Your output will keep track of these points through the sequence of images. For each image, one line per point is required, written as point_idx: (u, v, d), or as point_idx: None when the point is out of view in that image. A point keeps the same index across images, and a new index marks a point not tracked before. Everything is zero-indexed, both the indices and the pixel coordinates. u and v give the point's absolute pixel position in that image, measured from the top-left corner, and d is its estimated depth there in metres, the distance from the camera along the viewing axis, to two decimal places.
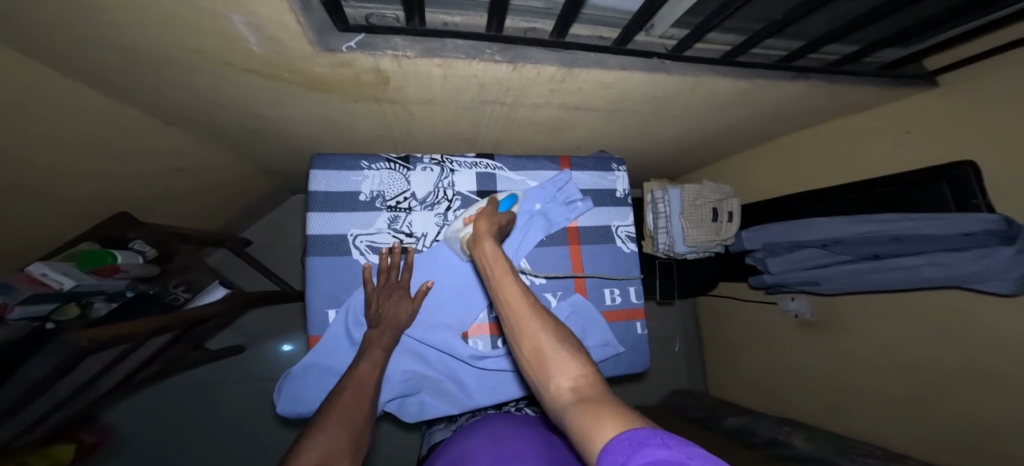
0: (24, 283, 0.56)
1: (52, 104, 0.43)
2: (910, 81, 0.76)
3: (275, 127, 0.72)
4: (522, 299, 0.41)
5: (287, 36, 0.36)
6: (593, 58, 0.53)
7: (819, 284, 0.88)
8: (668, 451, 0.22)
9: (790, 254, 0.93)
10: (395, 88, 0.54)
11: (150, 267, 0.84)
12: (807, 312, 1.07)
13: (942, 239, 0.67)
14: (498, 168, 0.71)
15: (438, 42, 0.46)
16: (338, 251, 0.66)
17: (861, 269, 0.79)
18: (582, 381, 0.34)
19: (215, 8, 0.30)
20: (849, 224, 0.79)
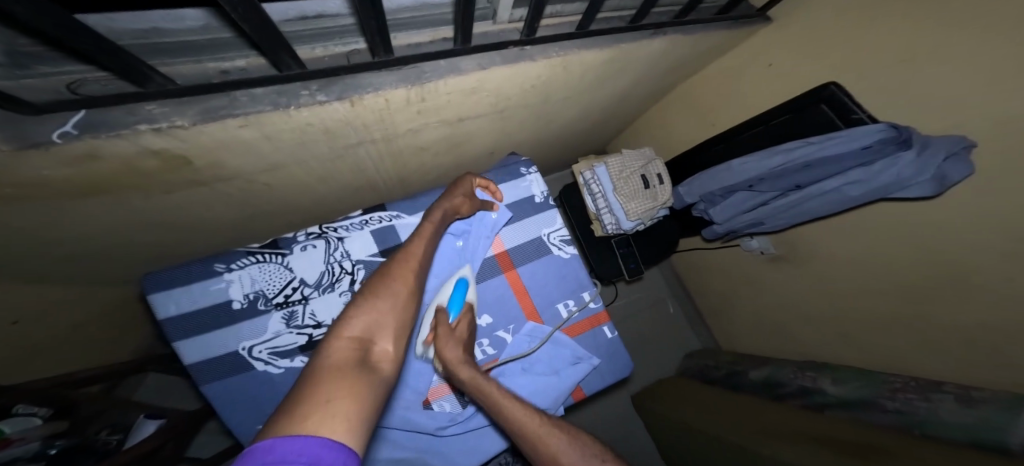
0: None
1: None
2: (750, 21, 0.79)
3: (100, 247, 0.56)
4: (536, 419, 0.41)
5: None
6: (445, 65, 0.45)
7: (762, 224, 0.86)
8: None
9: (725, 201, 0.90)
10: (210, 164, 0.42)
11: (56, 422, 0.62)
12: (770, 247, 1.05)
13: (847, 157, 0.69)
14: (396, 217, 0.58)
15: (224, 98, 0.35)
16: (234, 372, 0.49)
17: (792, 200, 0.77)
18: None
19: None
20: (765, 160, 0.80)
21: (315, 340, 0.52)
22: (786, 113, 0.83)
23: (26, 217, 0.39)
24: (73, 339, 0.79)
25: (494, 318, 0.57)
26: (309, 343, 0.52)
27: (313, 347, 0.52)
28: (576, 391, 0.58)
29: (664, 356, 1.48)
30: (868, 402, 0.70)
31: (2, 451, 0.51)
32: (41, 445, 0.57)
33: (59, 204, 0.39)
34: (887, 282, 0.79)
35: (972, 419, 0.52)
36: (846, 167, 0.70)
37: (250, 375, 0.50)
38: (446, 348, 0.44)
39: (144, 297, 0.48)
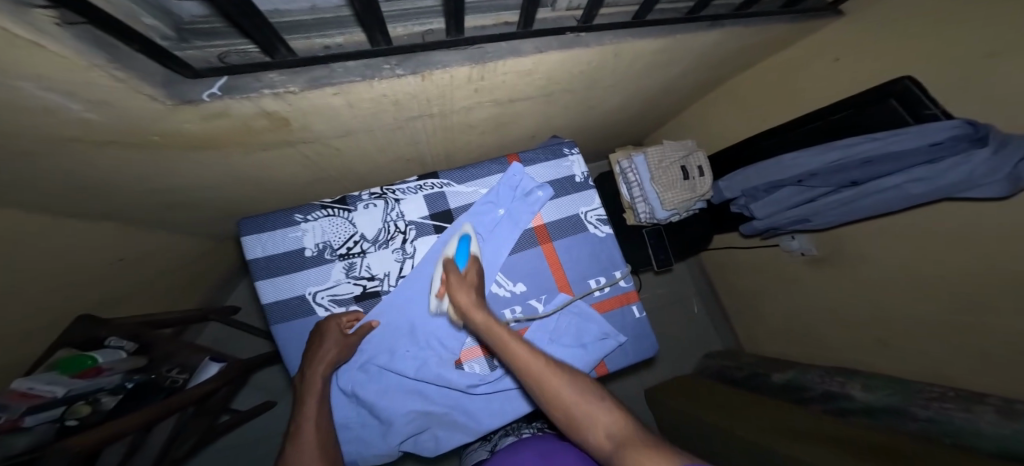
0: (17, 400, 0.52)
1: None
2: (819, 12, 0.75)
3: (199, 196, 0.66)
4: (539, 360, 0.47)
5: (120, 94, 0.31)
6: (506, 47, 0.49)
7: (809, 221, 0.83)
8: None
9: (769, 196, 0.88)
10: (301, 127, 0.49)
11: (137, 358, 0.74)
12: (812, 249, 1.02)
13: (912, 154, 0.65)
14: (447, 185, 0.62)
15: (324, 69, 0.41)
16: (300, 313, 0.58)
17: (844, 198, 0.75)
18: (618, 428, 0.43)
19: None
20: (821, 154, 0.77)
21: (368, 291, 0.59)
22: (849, 108, 0.79)
23: (159, 162, 0.47)
24: (165, 276, 0.93)
25: (528, 287, 0.62)
26: (364, 293, 0.59)
27: (368, 296, 0.59)
28: (600, 365, 0.62)
29: (683, 352, 1.48)
30: (899, 412, 0.68)
31: (94, 377, 0.63)
32: (121, 379, 0.69)
33: (187, 155, 0.48)
34: (939, 295, 0.75)
35: (1009, 432, 0.51)
36: (911, 163, 0.66)
37: (314, 316, 0.58)
38: (459, 292, 0.51)
39: (240, 237, 0.57)
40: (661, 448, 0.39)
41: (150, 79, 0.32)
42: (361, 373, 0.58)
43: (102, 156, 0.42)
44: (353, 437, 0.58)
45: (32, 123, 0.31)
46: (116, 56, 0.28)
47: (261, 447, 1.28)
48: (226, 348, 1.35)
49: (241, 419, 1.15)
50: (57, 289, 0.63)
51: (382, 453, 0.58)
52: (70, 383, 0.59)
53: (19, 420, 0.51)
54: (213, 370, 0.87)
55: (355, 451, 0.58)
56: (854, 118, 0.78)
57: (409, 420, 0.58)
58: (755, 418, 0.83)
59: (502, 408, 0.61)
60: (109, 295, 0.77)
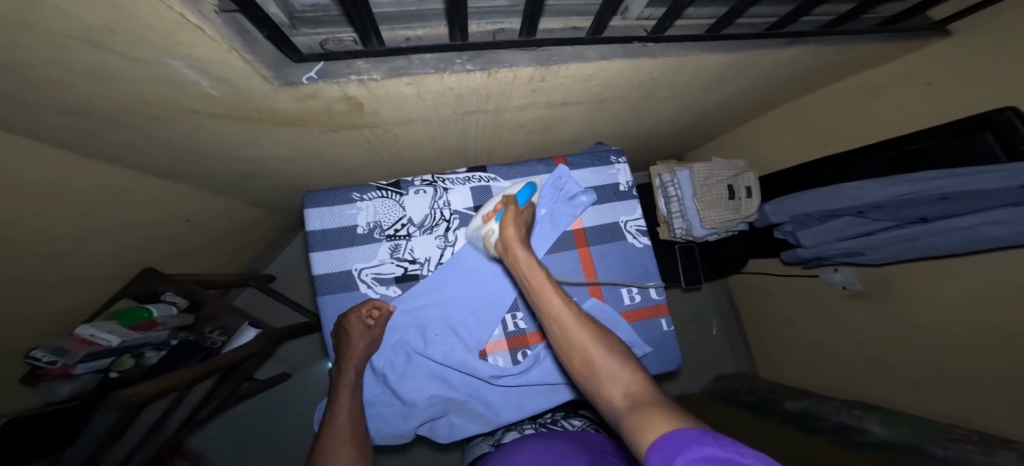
0: (78, 346, 0.60)
1: (56, 181, 0.46)
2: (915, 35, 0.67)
3: (267, 169, 0.71)
4: (566, 309, 0.44)
5: (242, 75, 0.35)
6: (571, 52, 0.50)
7: (863, 254, 0.79)
8: (720, 449, 0.25)
9: (822, 224, 0.84)
10: (371, 113, 0.52)
11: (186, 316, 0.80)
12: (856, 283, 0.95)
13: (999, 193, 0.59)
14: (493, 180, 0.63)
15: (403, 60, 0.44)
16: (345, 287, 0.60)
17: (910, 234, 0.70)
18: (637, 389, 0.36)
19: (152, 56, 0.29)
20: (889, 187, 0.71)
21: (409, 273, 0.61)
22: (937, 138, 0.72)
23: (245, 136, 0.52)
24: (221, 238, 1.01)
25: (560, 287, 0.60)
26: (405, 275, 0.61)
27: (407, 278, 0.61)
28: None
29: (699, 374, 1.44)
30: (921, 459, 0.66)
31: (145, 330, 0.69)
32: (167, 335, 0.75)
33: (269, 131, 0.52)
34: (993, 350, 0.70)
35: None
36: (992, 204, 0.60)
37: (357, 291, 0.60)
38: (507, 226, 0.50)
39: (303, 209, 0.61)
40: (674, 407, 0.33)
41: (267, 64, 0.36)
42: (391, 351, 0.58)
43: (202, 125, 0.47)
44: (377, 416, 0.58)
45: (163, 91, 0.36)
46: (246, 41, 0.33)
47: (284, 405, 1.38)
48: (260, 312, 1.44)
49: (259, 389, 1.20)
50: (134, 239, 0.70)
51: (400, 436, 0.58)
52: (125, 334, 0.66)
53: (70, 367, 0.58)
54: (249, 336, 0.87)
55: (374, 428, 0.58)
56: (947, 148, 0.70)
57: (431, 405, 0.58)
58: (772, 449, 0.81)
59: (523, 404, 0.60)
60: (174, 249, 0.84)
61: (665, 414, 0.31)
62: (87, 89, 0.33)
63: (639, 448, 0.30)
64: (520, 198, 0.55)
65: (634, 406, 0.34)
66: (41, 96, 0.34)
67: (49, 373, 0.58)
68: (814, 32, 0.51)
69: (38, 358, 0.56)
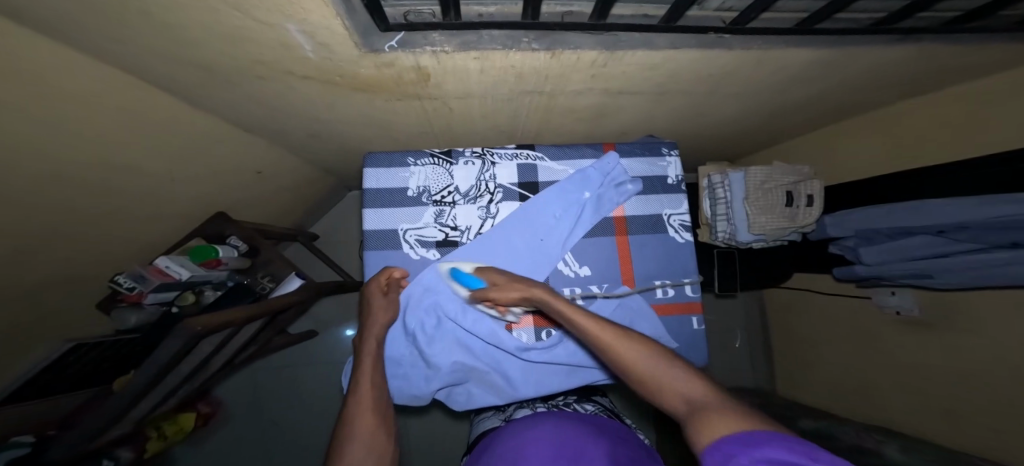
0: (155, 276, 0.68)
1: (176, 124, 0.55)
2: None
3: (334, 132, 0.77)
4: (600, 326, 0.44)
5: (337, 39, 0.40)
6: (639, 38, 0.48)
7: (931, 277, 0.74)
8: (789, 451, 0.25)
9: (893, 242, 0.79)
10: (435, 84, 0.55)
11: (244, 260, 0.91)
12: (913, 308, 0.89)
13: None
14: (540, 159, 0.63)
15: (474, 35, 0.46)
16: (389, 246, 0.60)
17: (996, 259, 0.64)
18: (693, 392, 0.36)
19: (275, 19, 0.34)
20: (983, 206, 0.64)
21: (449, 239, 0.60)
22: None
23: (323, 98, 0.58)
24: (282, 192, 1.11)
25: (592, 272, 0.61)
26: (446, 240, 0.60)
27: (447, 245, 0.61)
28: None
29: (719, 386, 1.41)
30: None
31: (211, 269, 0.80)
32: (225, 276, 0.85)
33: (344, 95, 0.57)
34: None
35: None
36: None
37: (398, 251, 0.60)
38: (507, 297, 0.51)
39: (362, 167, 0.61)
40: (732, 404, 0.33)
41: (358, 31, 0.40)
42: (422, 311, 0.56)
43: (290, 86, 0.52)
44: (400, 376, 0.57)
45: (270, 51, 0.41)
46: (347, 8, 0.37)
47: (322, 350, 1.53)
48: (305, 265, 1.58)
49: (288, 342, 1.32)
50: (217, 184, 0.79)
51: (417, 397, 0.58)
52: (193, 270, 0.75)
53: (143, 294, 0.66)
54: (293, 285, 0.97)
55: (394, 387, 0.57)
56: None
57: (451, 371, 0.57)
58: None
59: (543, 382, 0.58)
60: (244, 198, 0.94)
61: (727, 417, 0.31)
62: (213, 45, 0.39)
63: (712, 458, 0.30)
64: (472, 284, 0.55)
65: (693, 410, 0.34)
66: (180, 50, 0.40)
67: (127, 297, 0.66)
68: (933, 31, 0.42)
69: (121, 282, 0.64)
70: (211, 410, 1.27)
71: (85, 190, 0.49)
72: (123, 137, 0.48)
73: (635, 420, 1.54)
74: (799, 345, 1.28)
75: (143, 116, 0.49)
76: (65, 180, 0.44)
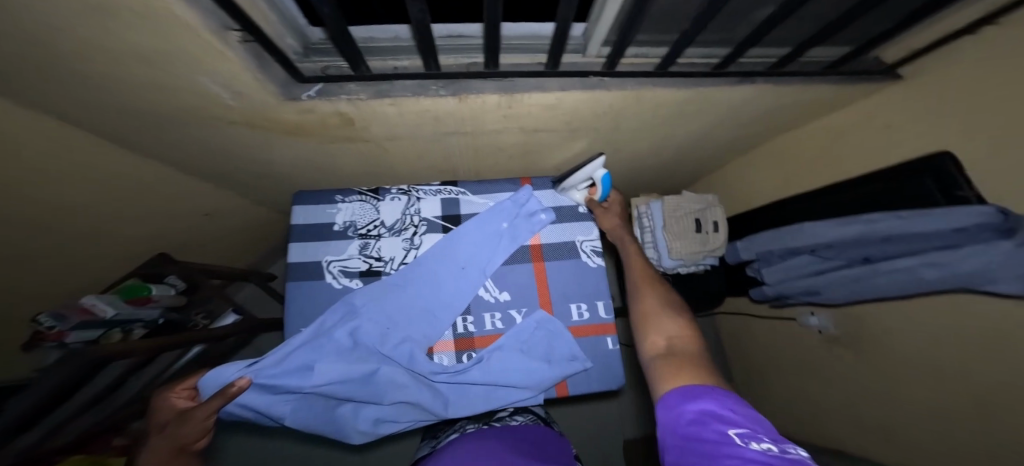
0: (78, 314, 0.63)
1: (100, 168, 0.57)
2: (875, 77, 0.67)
3: (275, 175, 0.81)
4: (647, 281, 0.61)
5: (255, 89, 0.45)
6: (533, 83, 0.56)
7: (819, 293, 0.80)
8: (717, 403, 0.39)
9: (783, 262, 0.87)
10: (361, 128, 0.61)
11: (181, 298, 0.85)
12: (831, 327, 0.94)
13: (931, 236, 0.60)
14: (462, 194, 0.68)
15: (387, 84, 0.53)
16: (311, 278, 0.61)
17: (857, 274, 0.71)
18: (680, 342, 0.50)
19: (187, 70, 0.39)
20: (839, 227, 0.73)
21: (373, 270, 0.62)
22: (887, 180, 0.72)
23: (257, 141, 0.62)
24: (237, 235, 1.11)
25: (512, 297, 0.64)
26: (369, 271, 0.62)
27: (370, 276, 0.62)
28: (560, 386, 0.61)
29: None
30: None
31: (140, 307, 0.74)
32: (156, 314, 0.78)
33: (276, 139, 0.61)
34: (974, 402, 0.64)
35: None
36: (927, 247, 0.61)
37: (321, 282, 0.61)
38: (609, 220, 0.71)
39: (292, 205, 0.64)
40: (698, 361, 0.47)
41: (275, 82, 0.46)
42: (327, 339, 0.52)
43: (220, 131, 0.57)
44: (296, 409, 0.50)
45: (190, 99, 0.46)
46: (260, 64, 0.43)
47: None
48: (258, 310, 1.51)
49: None
50: (160, 226, 0.79)
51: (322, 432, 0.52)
52: (121, 307, 0.69)
53: (64, 333, 0.61)
54: (230, 320, 0.94)
55: (287, 411, 0.50)
56: (895, 189, 0.70)
57: (352, 393, 0.51)
58: None
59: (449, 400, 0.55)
60: (193, 241, 0.94)
61: (687, 367, 0.45)
62: (138, 97, 0.44)
63: (660, 382, 0.45)
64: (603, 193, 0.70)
65: (675, 354, 0.48)
66: (99, 100, 0.44)
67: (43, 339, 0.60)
68: (763, 73, 0.58)
69: (40, 322, 0.59)
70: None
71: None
72: (36, 168, 0.49)
73: (600, 463, 1.41)
74: (753, 369, 1.28)
75: (59, 152, 0.50)
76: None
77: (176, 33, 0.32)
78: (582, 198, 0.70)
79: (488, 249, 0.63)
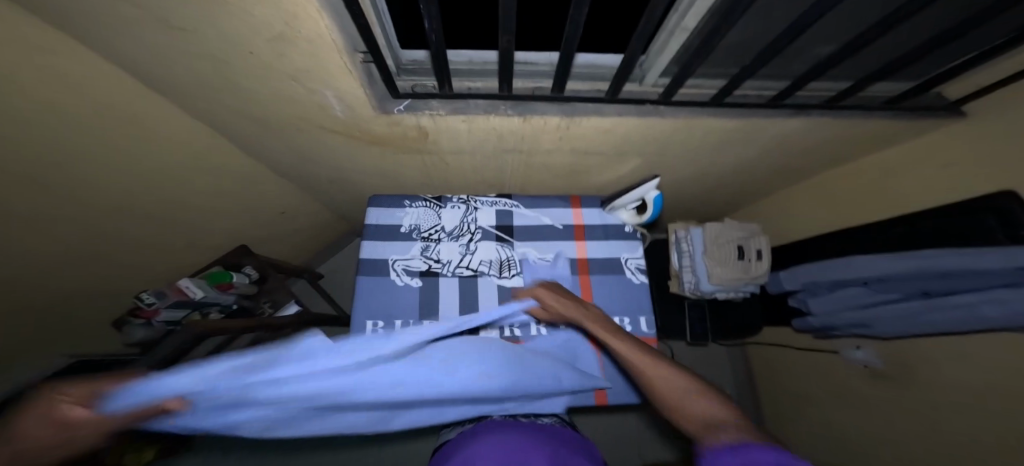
0: (175, 294, 0.70)
1: (206, 163, 0.66)
2: (928, 115, 0.68)
3: (341, 180, 0.88)
4: (634, 348, 0.47)
5: (357, 102, 0.51)
6: (593, 107, 0.61)
7: (871, 327, 0.77)
8: (776, 454, 0.29)
9: (832, 293, 0.84)
10: (432, 141, 0.67)
11: (253, 287, 0.91)
12: (876, 362, 0.87)
13: (993, 273, 0.58)
14: (516, 206, 0.72)
15: (463, 103, 0.59)
16: (376, 274, 0.65)
17: (913, 309, 0.69)
18: (710, 407, 0.38)
19: (313, 86, 0.46)
20: (890, 261, 0.71)
21: (432, 271, 0.66)
22: (949, 216, 0.70)
23: (340, 148, 0.69)
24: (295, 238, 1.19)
25: None
26: (428, 271, 0.65)
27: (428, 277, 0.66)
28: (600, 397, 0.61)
29: None
30: None
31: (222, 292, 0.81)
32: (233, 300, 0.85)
33: (358, 148, 0.68)
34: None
35: None
36: (990, 284, 0.59)
37: (384, 278, 0.65)
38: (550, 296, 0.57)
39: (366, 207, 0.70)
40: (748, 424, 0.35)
41: (374, 97, 0.52)
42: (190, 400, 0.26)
43: (312, 138, 0.64)
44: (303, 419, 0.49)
45: (300, 110, 0.54)
46: (369, 81, 0.49)
47: None
48: None
49: None
50: (237, 221, 0.87)
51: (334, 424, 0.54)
52: (208, 292, 0.76)
53: (158, 311, 0.67)
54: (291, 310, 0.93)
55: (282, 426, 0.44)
56: (954, 228, 0.69)
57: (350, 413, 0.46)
58: None
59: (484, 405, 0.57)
60: (262, 238, 1.01)
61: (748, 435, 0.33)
62: (259, 106, 0.52)
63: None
64: (656, 207, 0.72)
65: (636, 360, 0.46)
66: (229, 105, 0.52)
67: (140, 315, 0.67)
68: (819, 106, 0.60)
69: (144, 298, 0.66)
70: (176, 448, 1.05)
71: (108, 196, 0.56)
72: (157, 152, 0.56)
73: None
74: (790, 412, 1.18)
75: (182, 145, 0.59)
76: (92, 177, 0.51)
77: (318, 52, 0.39)
78: (631, 218, 0.72)
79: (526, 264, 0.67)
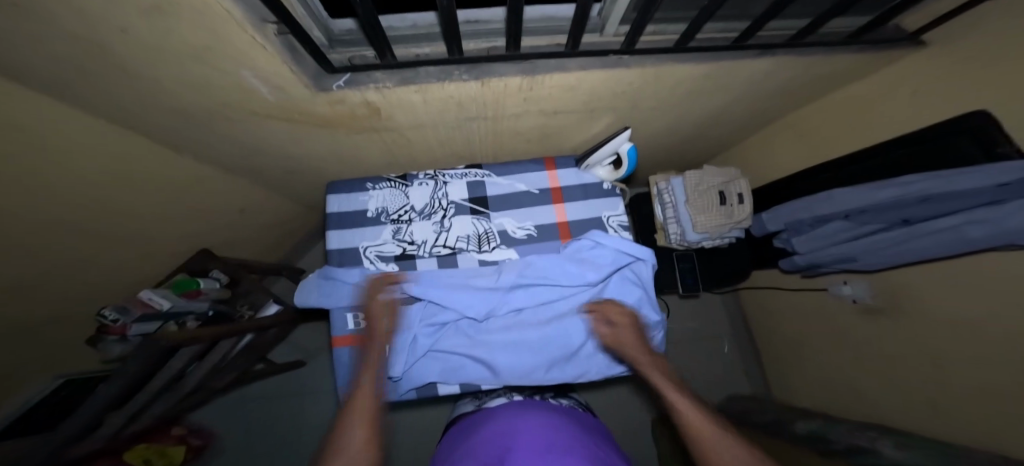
0: (138, 307, 0.68)
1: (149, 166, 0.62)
2: (889, 45, 0.67)
3: (304, 169, 0.84)
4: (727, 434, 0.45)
5: (288, 82, 0.48)
6: (554, 64, 0.57)
7: (857, 260, 0.79)
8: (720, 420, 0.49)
9: (816, 230, 0.85)
10: (386, 117, 0.63)
11: (225, 291, 0.92)
12: (866, 296, 0.92)
13: (972, 194, 0.57)
14: (487, 176, 0.70)
15: (412, 72, 0.54)
16: (350, 263, 0.64)
17: (899, 237, 0.69)
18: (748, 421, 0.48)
19: (231, 68, 0.42)
20: (871, 192, 0.70)
21: (407, 254, 0.64)
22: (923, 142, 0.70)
23: (292, 135, 0.65)
24: (270, 232, 1.15)
25: None
26: (404, 254, 0.64)
27: (405, 260, 0.65)
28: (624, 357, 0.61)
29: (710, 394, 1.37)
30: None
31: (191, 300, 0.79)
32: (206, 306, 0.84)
33: (312, 132, 0.64)
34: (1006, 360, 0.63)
35: None
36: (968, 205, 0.59)
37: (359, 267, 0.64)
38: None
39: (326, 195, 0.67)
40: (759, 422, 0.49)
41: (307, 74, 0.48)
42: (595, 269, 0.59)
43: (256, 126, 0.60)
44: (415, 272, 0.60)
45: (233, 97, 0.50)
46: (294, 56, 0.45)
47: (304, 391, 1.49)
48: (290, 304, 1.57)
49: (271, 371, 1.17)
50: (201, 223, 0.84)
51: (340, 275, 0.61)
52: (174, 300, 0.74)
53: (126, 326, 0.64)
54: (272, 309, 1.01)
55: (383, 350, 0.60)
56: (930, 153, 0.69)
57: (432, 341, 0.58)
58: None
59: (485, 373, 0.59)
60: (231, 238, 0.98)
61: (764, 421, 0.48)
62: (184, 96, 0.48)
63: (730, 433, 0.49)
64: (631, 163, 0.69)
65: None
66: (153, 100, 0.48)
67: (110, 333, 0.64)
68: (783, 45, 0.57)
69: (105, 315, 0.63)
70: (207, 441, 1.20)
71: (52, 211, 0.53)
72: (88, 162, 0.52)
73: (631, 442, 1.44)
74: (782, 345, 1.26)
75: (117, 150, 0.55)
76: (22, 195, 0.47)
77: (219, 28, 0.35)
78: (608, 175, 0.71)
79: (505, 234, 0.66)
